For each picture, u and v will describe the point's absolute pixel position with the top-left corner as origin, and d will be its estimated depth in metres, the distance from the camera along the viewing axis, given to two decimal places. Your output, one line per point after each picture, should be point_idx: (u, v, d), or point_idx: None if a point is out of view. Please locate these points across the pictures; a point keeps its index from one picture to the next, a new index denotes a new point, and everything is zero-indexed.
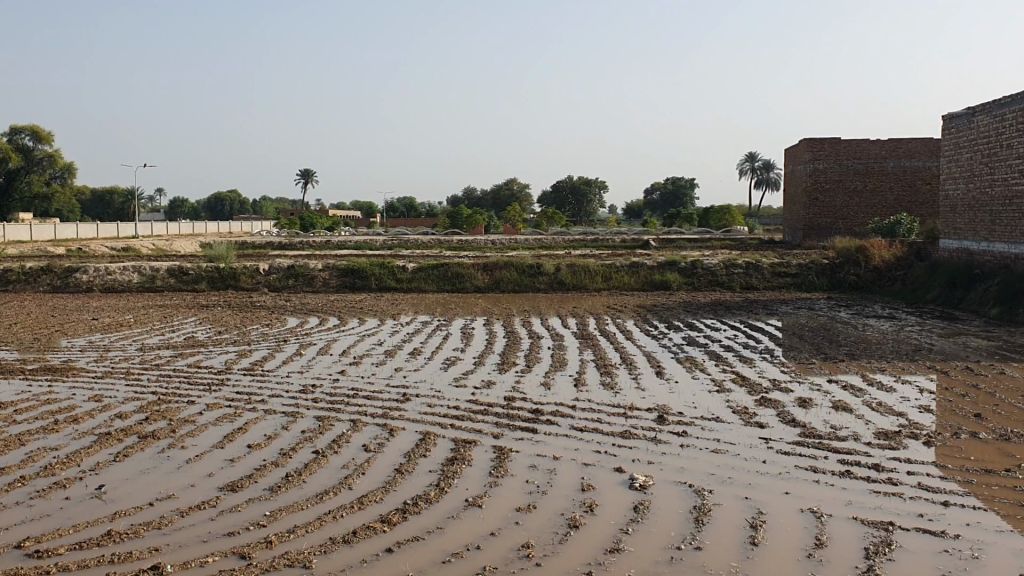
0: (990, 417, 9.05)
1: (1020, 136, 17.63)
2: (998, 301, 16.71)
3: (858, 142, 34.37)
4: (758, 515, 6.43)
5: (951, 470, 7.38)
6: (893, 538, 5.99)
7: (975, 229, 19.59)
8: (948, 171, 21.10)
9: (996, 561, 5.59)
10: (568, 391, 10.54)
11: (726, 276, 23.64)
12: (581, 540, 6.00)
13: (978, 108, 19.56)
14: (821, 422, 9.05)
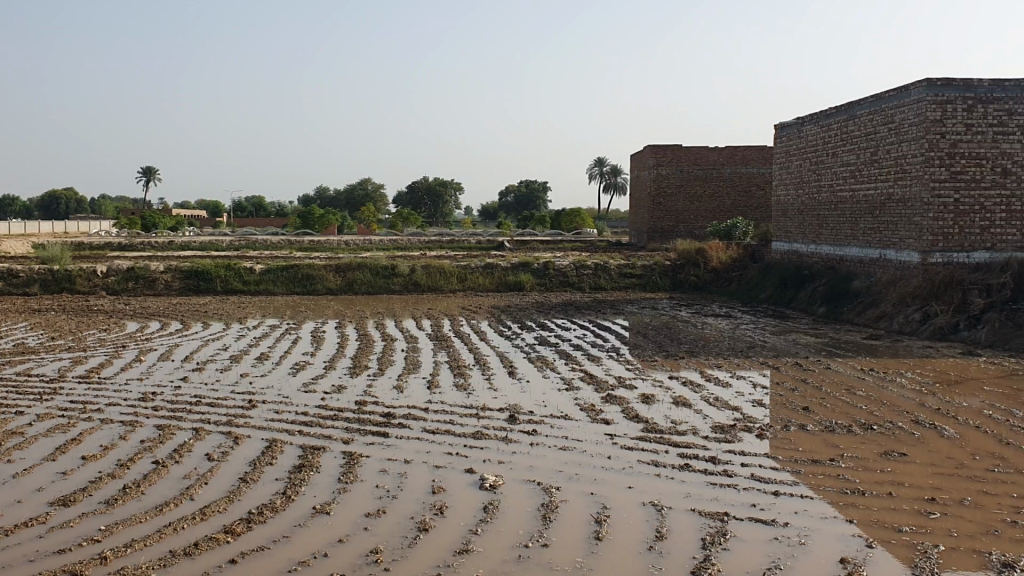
0: (817, 410, 9.62)
1: (843, 145, 18.81)
2: (825, 300, 17.76)
3: (698, 149, 35.78)
4: (602, 511, 6.60)
5: (781, 461, 7.79)
6: (728, 528, 6.27)
7: (803, 233, 20.79)
8: (780, 178, 22.28)
9: (821, 547, 5.94)
10: (421, 394, 10.52)
11: (576, 277, 24.16)
12: (430, 543, 6.00)
13: (806, 119, 20.74)
14: (663, 417, 9.39)
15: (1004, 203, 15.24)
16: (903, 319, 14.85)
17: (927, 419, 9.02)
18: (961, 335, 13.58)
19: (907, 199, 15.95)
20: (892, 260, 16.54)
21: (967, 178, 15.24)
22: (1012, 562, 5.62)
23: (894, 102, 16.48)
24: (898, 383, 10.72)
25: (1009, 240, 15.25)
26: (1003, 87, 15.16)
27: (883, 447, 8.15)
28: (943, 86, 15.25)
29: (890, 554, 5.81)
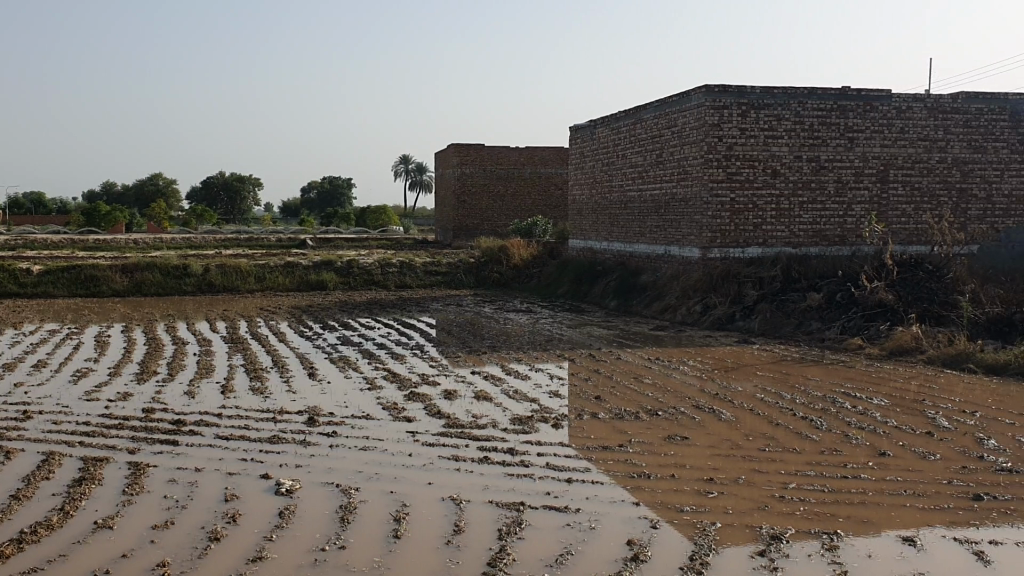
0: (609, 398, 10.04)
1: (632, 147, 19.69)
2: (618, 294, 18.54)
3: (500, 149, 36.45)
4: (401, 509, 6.60)
5: (574, 449, 8.08)
6: (524, 517, 6.44)
7: (597, 230, 21.61)
8: (575, 178, 23.06)
9: (610, 530, 6.21)
10: (215, 398, 10.14)
11: (380, 275, 24.00)
12: (222, 553, 5.79)
13: (598, 121, 21.57)
14: (464, 412, 9.51)
15: (773, 202, 16.43)
16: (686, 311, 15.74)
17: (708, 404, 9.62)
18: (738, 325, 14.58)
19: (689, 199, 16.91)
20: (676, 256, 17.48)
21: (741, 179, 16.32)
22: (779, 534, 6.09)
23: (677, 106, 17.43)
24: (682, 371, 11.37)
25: (778, 236, 16.44)
26: (773, 94, 16.32)
27: (668, 431, 8.62)
28: (719, 92, 16.27)
29: (673, 533, 6.15)
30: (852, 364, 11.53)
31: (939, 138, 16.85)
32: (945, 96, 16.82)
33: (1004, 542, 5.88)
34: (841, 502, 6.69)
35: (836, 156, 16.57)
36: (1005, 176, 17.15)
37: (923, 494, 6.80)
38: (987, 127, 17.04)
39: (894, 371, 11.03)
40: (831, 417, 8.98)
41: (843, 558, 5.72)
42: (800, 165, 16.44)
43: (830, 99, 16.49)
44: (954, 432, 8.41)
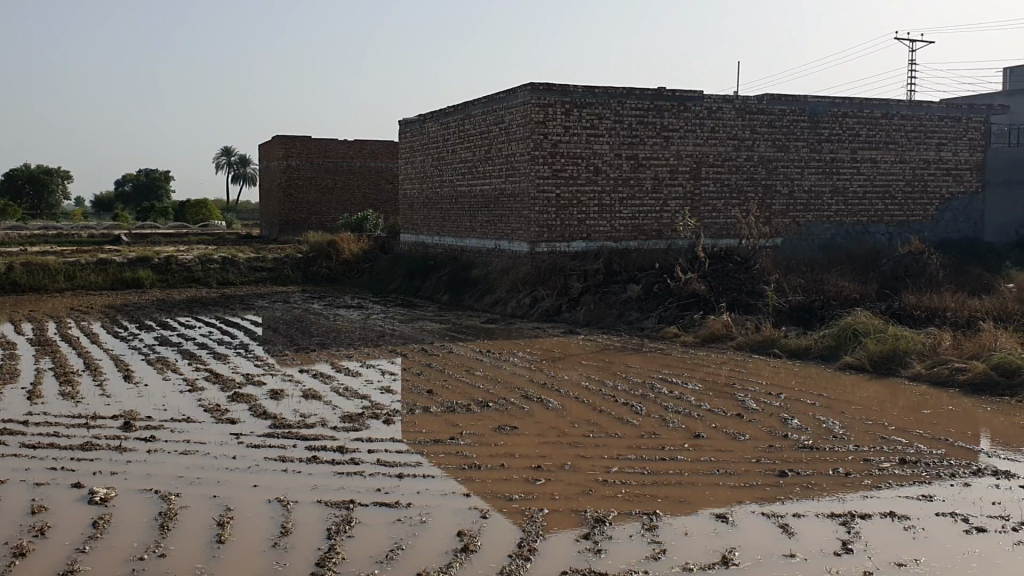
0: (440, 392, 10.10)
1: (461, 143, 19.83)
2: (449, 288, 18.65)
3: (328, 142, 35.84)
4: (225, 512, 6.42)
5: (404, 444, 8.08)
6: (353, 515, 6.39)
7: (428, 225, 21.66)
8: (405, 172, 23.01)
9: (440, 523, 6.26)
10: (20, 405, 9.48)
11: (203, 272, 23.11)
12: (27, 569, 5.45)
13: (427, 116, 21.59)
14: (291, 411, 9.33)
15: (596, 198, 16.96)
16: (515, 304, 16.02)
17: (535, 393, 9.84)
18: (565, 316, 14.97)
19: (517, 194, 17.19)
20: (505, 250, 17.76)
21: (565, 175, 16.74)
22: (603, 517, 6.32)
23: (504, 103, 17.68)
24: (511, 362, 11.57)
25: (601, 231, 16.99)
26: (594, 93, 16.81)
27: (498, 422, 8.76)
28: (544, 91, 16.59)
29: (501, 522, 6.27)
30: (670, 352, 12.08)
31: (746, 137, 17.90)
32: (751, 98, 17.86)
33: (806, 514, 6.34)
34: (659, 483, 7.02)
35: (654, 154, 17.29)
36: (806, 173, 18.40)
37: (733, 472, 7.23)
38: (789, 127, 18.24)
39: (708, 358, 11.64)
40: (651, 403, 9.38)
41: (662, 537, 6.00)
42: (619, 162, 17.05)
43: (647, 99, 17.18)
44: (761, 412, 8.97)
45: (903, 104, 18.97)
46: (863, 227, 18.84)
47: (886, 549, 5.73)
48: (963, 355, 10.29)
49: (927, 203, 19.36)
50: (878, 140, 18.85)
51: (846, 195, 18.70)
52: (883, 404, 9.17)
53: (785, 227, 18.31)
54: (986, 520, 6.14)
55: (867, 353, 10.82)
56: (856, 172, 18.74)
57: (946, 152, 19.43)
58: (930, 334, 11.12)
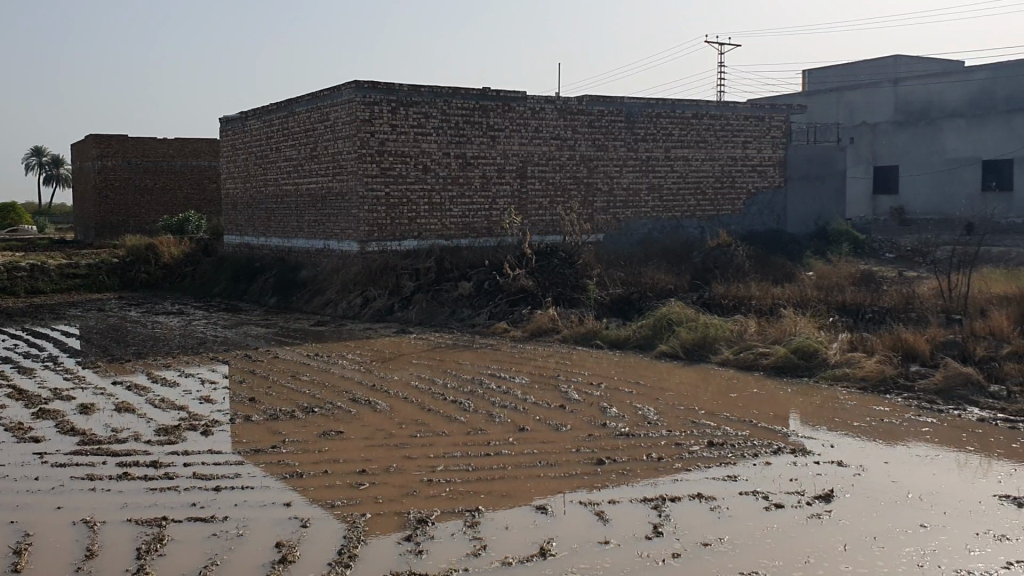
0: (262, 399, 9.85)
1: (286, 141, 19.35)
2: (276, 290, 18.17)
3: (145, 140, 34.18)
4: (24, 539, 6.03)
5: (223, 456, 7.82)
6: (164, 532, 6.14)
7: (253, 225, 21.07)
8: (228, 171, 22.28)
9: (257, 535, 6.10)
10: None
11: (7, 280, 21.52)
12: None
13: (249, 113, 20.96)
14: (102, 427, 8.86)
15: (426, 196, 16.91)
16: (346, 305, 15.77)
17: (362, 396, 9.74)
18: (396, 316, 14.88)
19: (345, 193, 16.90)
20: (334, 250, 17.47)
21: (394, 174, 16.57)
22: (425, 517, 6.33)
23: (329, 101, 17.35)
24: (339, 365, 11.41)
25: (431, 229, 16.99)
26: (419, 92, 16.71)
27: (322, 427, 8.62)
28: (369, 89, 16.31)
29: (323, 530, 6.18)
30: (499, 348, 12.22)
31: (568, 137, 18.35)
32: (571, 99, 18.31)
33: (621, 501, 6.56)
34: (482, 479, 7.10)
35: (481, 153, 17.43)
36: (625, 171, 19.06)
37: (554, 464, 7.40)
38: (607, 127, 18.83)
39: (535, 352, 11.85)
40: (477, 399, 9.47)
41: (482, 533, 6.06)
42: (448, 161, 17.08)
43: (472, 99, 17.27)
44: (583, 403, 9.22)
45: (712, 104, 19.98)
46: (679, 222, 19.72)
47: (694, 531, 6.00)
48: (768, 339, 10.91)
49: (736, 198, 20.47)
50: (690, 139, 19.77)
51: (662, 192, 19.49)
52: (695, 391, 9.61)
53: (607, 223, 18.90)
54: (784, 496, 6.54)
55: (681, 342, 11.31)
56: (671, 169, 19.57)
57: (751, 150, 20.58)
58: (737, 322, 11.74)
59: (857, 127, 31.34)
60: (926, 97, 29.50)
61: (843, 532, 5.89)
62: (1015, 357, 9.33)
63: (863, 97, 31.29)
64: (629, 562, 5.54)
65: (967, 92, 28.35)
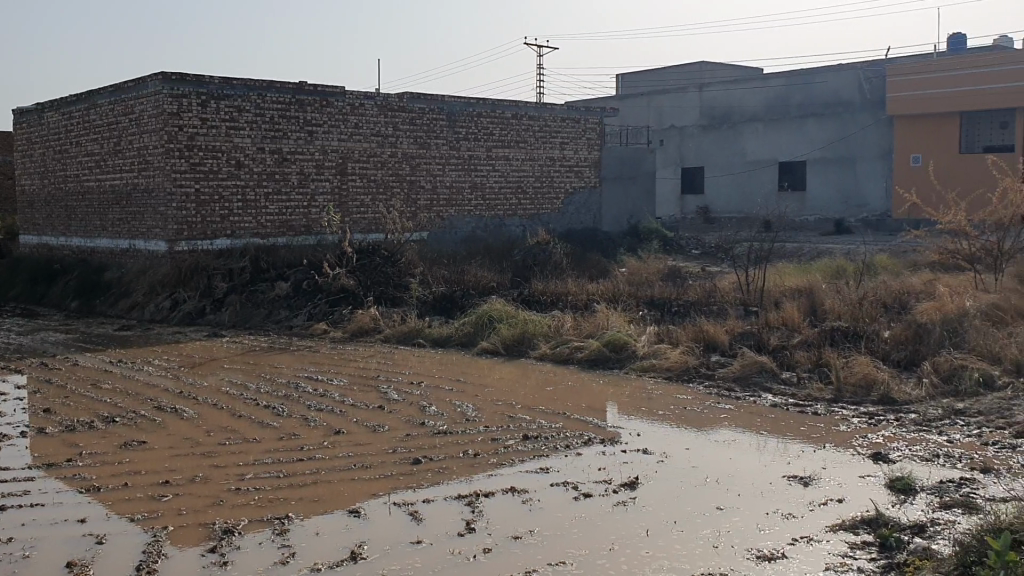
0: (58, 410, 9.23)
1: (87, 134, 18.23)
2: (78, 293, 17.07)
3: None
4: None
5: (11, 473, 7.26)
6: None
7: (52, 224, 19.75)
8: (23, 167, 20.79)
9: (46, 555, 5.70)
10: None
11: None
12: None
13: (45, 104, 19.63)
14: None
15: (239, 193, 16.32)
16: (153, 307, 15.00)
17: (170, 403, 9.30)
18: (209, 319, 14.30)
19: (152, 190, 16.09)
20: (141, 250, 16.60)
21: (205, 169, 15.89)
22: (232, 527, 6.11)
23: (133, 93, 16.46)
24: (145, 371, 10.86)
25: (246, 227, 16.42)
26: (232, 85, 16.11)
27: (123, 438, 8.18)
28: (177, 81, 15.55)
29: (120, 546, 5.85)
30: (318, 349, 11.99)
31: (388, 134, 18.24)
32: (391, 95, 18.20)
33: (434, 499, 6.57)
34: (293, 485, 6.92)
35: (297, 149, 17.02)
36: (446, 169, 19.13)
37: (369, 465, 7.32)
38: (428, 125, 18.84)
39: (355, 352, 11.69)
40: (293, 403, 9.24)
41: (291, 541, 5.91)
42: (262, 156, 16.57)
43: (287, 93, 16.84)
44: (401, 403, 9.17)
45: (531, 105, 20.38)
46: (500, 221, 20.00)
47: (505, 525, 6.08)
48: (582, 334, 11.21)
49: (554, 197, 20.97)
50: (509, 139, 20.10)
51: (483, 190, 19.70)
52: (513, 386, 9.75)
53: (428, 220, 18.88)
54: (593, 485, 6.74)
55: (500, 339, 11.46)
56: (491, 168, 19.82)
57: (568, 150, 21.13)
58: (554, 317, 12.00)
59: (667, 130, 32.52)
60: (728, 102, 30.92)
61: (647, 518, 6.12)
62: (805, 345, 10.00)
63: (671, 101, 32.65)
64: (440, 560, 5.55)
65: (766, 99, 29.89)
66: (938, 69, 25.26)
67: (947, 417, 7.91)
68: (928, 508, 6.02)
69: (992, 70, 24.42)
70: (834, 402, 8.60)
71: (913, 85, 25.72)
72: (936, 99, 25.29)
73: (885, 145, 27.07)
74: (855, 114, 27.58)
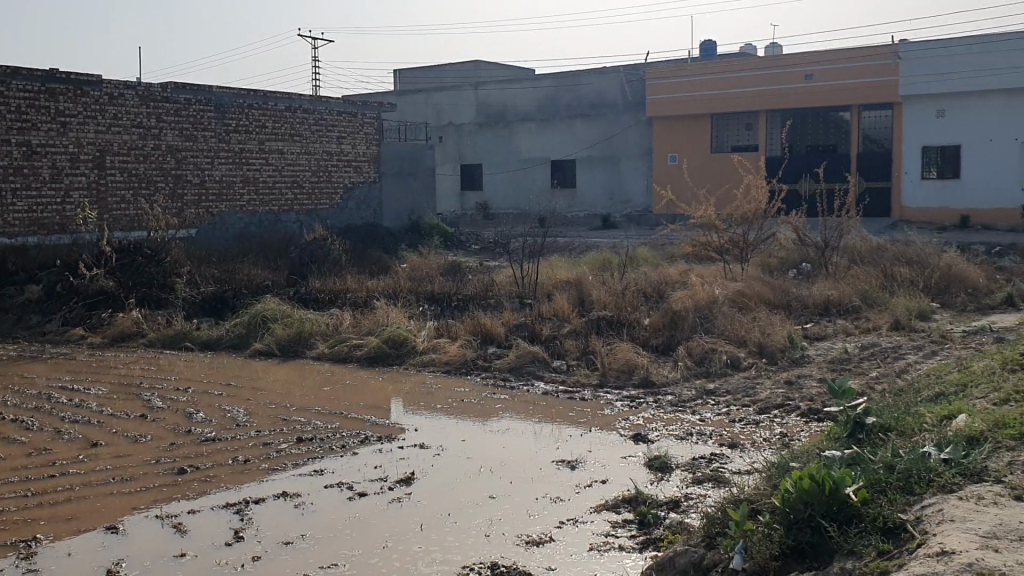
0: None
1: None
2: None
3: None
4: None
5: None
6: None
7: None
8: None
9: None
10: None
11: None
12: None
13: None
14: None
15: None
16: None
17: None
18: None
19: None
20: None
21: None
22: None
23: None
24: None
25: None
26: None
27: None
28: None
29: None
30: (75, 356, 11.19)
31: (152, 126, 17.34)
32: (153, 85, 17.30)
33: (200, 509, 6.30)
34: (43, 505, 6.42)
35: (49, 141, 15.74)
36: (216, 164, 18.40)
37: (129, 478, 6.91)
38: (195, 117, 18.06)
39: (116, 359, 11.00)
40: (44, 416, 8.56)
41: (39, 565, 5.48)
42: (8, 149, 15.17)
43: (36, 81, 15.56)
44: (167, 410, 8.73)
45: (304, 98, 20.02)
46: (275, 216, 19.47)
47: (274, 530, 5.93)
48: (361, 331, 11.12)
49: (332, 193, 20.67)
50: (283, 133, 19.67)
51: (256, 185, 19.11)
52: (289, 387, 9.52)
53: (199, 216, 18.05)
54: (367, 484, 6.69)
55: (275, 338, 11.17)
56: (265, 163, 19.29)
57: (345, 145, 20.94)
58: (331, 315, 11.84)
59: (443, 127, 32.92)
60: (502, 101, 31.61)
61: (420, 513, 6.16)
62: (574, 335, 10.42)
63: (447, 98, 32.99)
64: (204, 573, 5.33)
65: (537, 99, 30.91)
66: (693, 72, 26.99)
67: (699, 397, 8.49)
68: (682, 484, 6.43)
69: (738, 74, 26.34)
70: (600, 387, 9.02)
71: (672, 87, 27.41)
72: (692, 100, 27.06)
73: (643, 144, 28.70)
74: (616, 113, 29.05)
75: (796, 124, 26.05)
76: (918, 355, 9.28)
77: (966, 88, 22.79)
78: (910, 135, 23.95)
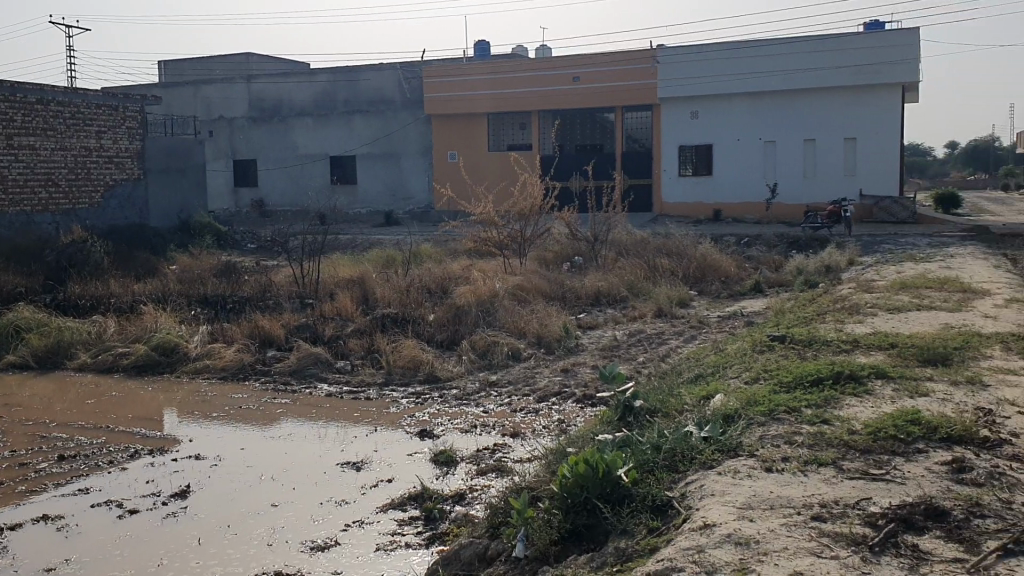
0: None
1: None
2: None
3: None
4: None
5: None
6: None
7: None
8: None
9: None
10: None
11: None
12: None
13: None
14: None
15: None
16: None
17: None
18: None
19: None
20: None
21: None
22: None
23: None
24: None
25: None
26: None
27: None
28: None
29: None
30: None
31: None
32: None
33: None
34: None
35: None
36: None
37: None
38: None
39: None
40: None
41: None
42: None
43: None
44: None
45: (58, 90, 18.59)
46: (28, 217, 17.95)
47: (35, 558, 5.48)
48: (128, 338, 10.49)
49: (92, 191, 19.32)
50: (35, 127, 18.18)
51: (5, 184, 17.54)
52: (47, 402, 8.83)
53: None
54: (139, 501, 6.33)
55: (30, 350, 10.33)
56: (14, 160, 17.73)
57: (105, 140, 19.65)
58: (93, 322, 11.08)
59: (214, 121, 31.58)
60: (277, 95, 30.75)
61: (196, 527, 5.89)
62: (357, 333, 10.32)
63: (217, 91, 31.63)
64: None
65: (312, 93, 30.31)
66: (467, 72, 27.36)
67: (482, 390, 8.63)
68: (467, 476, 6.53)
69: (509, 75, 26.95)
70: (385, 385, 8.98)
71: (445, 86, 27.69)
72: (466, 100, 27.44)
73: (423, 142, 28.86)
74: (394, 111, 28.99)
75: (566, 124, 26.99)
76: (681, 339, 9.91)
77: (713, 91, 24.50)
78: (668, 135, 25.48)
